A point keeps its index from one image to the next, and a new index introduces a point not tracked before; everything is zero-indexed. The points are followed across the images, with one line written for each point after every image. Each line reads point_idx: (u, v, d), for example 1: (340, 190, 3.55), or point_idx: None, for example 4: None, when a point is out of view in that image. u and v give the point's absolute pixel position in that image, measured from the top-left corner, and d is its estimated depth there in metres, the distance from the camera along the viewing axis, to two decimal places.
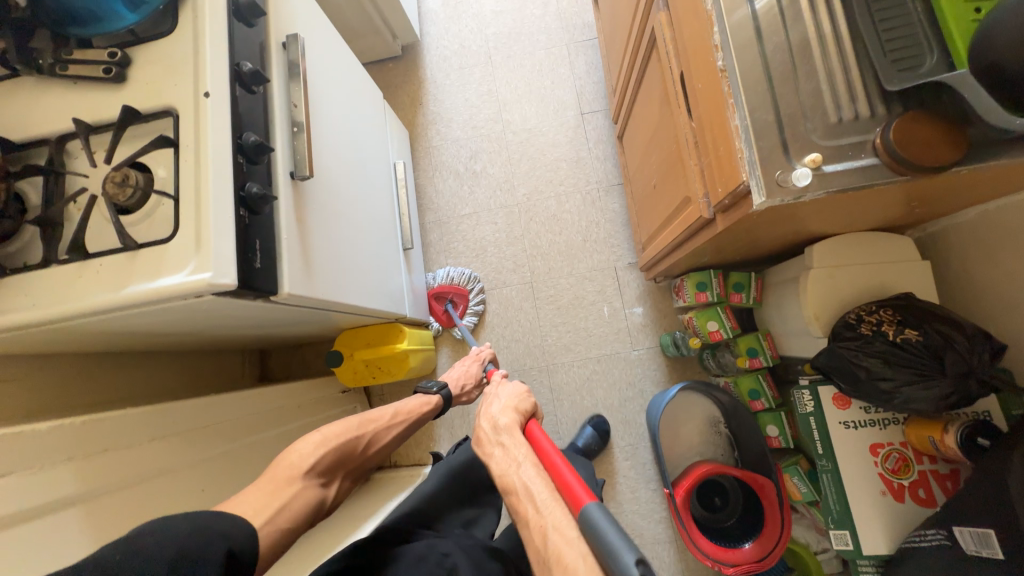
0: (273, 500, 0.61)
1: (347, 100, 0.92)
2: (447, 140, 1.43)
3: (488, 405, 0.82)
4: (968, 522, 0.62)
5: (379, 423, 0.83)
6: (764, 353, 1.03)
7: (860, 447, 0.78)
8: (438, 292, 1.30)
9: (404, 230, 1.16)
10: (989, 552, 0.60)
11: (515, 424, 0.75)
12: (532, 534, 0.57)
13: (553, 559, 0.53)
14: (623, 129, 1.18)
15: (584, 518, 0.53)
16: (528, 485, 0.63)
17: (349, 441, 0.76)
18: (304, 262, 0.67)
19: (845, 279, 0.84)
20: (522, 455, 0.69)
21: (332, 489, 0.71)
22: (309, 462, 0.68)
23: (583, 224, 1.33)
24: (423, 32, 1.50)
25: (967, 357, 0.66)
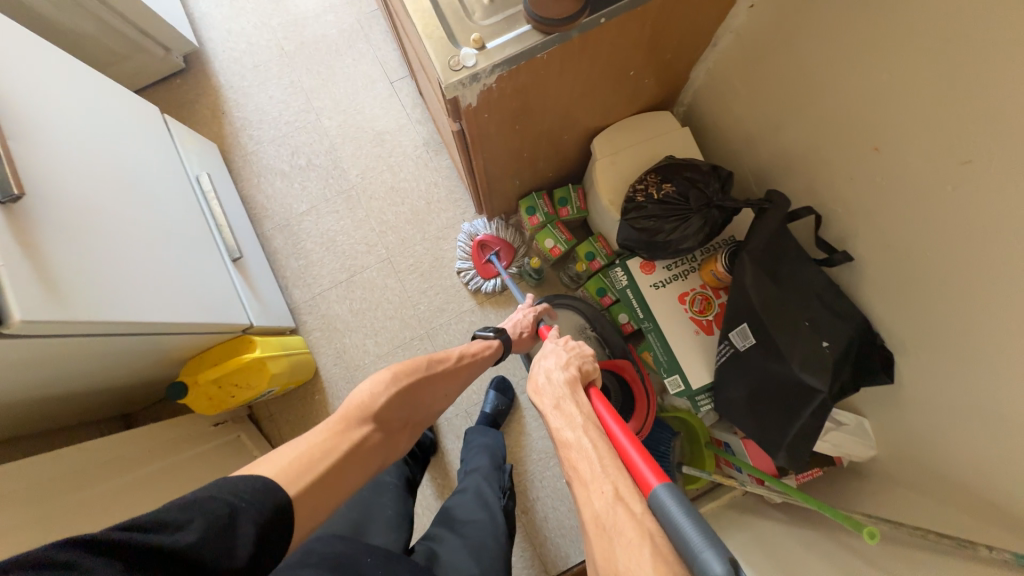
0: (338, 444, 0.57)
1: (91, 115, 0.85)
2: (263, 143, 1.36)
3: (553, 349, 0.76)
4: (732, 325, 0.75)
5: (447, 362, 0.79)
6: (600, 252, 1.11)
7: (670, 301, 0.87)
8: (482, 242, 1.24)
9: (228, 240, 1.10)
10: (748, 342, 0.74)
11: (576, 384, 0.67)
12: (589, 502, 0.47)
13: (610, 532, 0.43)
14: (420, 84, 1.19)
15: (653, 499, 0.44)
16: (590, 446, 0.53)
17: (419, 382, 0.72)
18: (47, 286, 0.62)
19: (626, 162, 0.92)
20: (582, 416, 0.59)
21: (403, 436, 0.69)
22: (378, 404, 0.64)
23: (423, 188, 1.34)
24: (203, 38, 1.41)
25: (706, 190, 0.77)
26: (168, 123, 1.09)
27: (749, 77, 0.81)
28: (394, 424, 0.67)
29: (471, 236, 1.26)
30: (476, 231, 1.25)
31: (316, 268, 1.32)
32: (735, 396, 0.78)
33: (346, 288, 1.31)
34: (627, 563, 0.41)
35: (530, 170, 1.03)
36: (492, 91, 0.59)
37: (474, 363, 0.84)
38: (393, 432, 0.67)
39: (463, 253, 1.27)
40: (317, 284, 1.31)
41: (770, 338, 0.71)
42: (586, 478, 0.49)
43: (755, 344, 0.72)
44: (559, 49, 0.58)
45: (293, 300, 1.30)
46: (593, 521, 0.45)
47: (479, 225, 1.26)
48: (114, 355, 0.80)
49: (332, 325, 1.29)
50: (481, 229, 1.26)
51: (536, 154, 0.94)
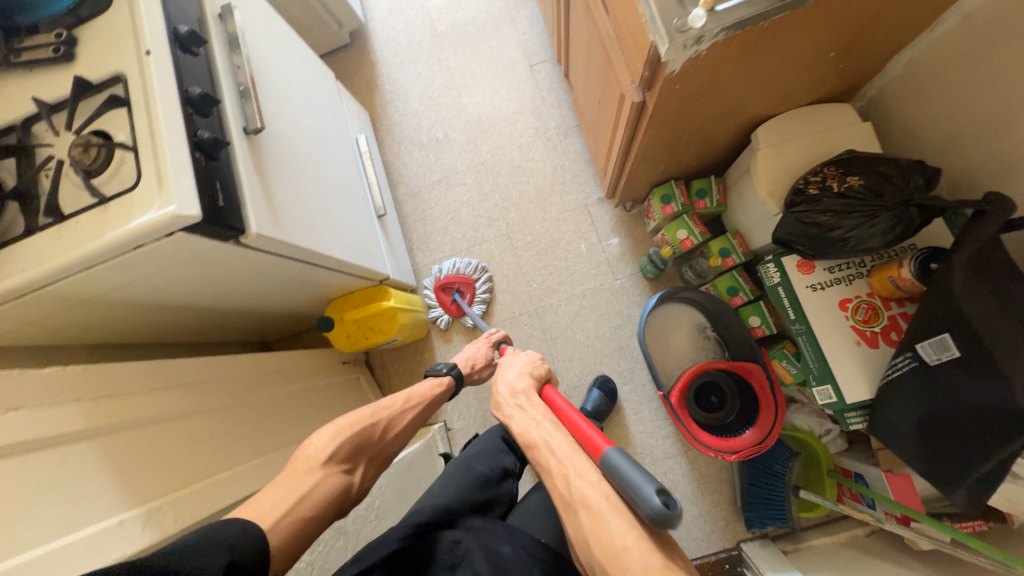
0: (292, 492, 0.61)
1: (297, 72, 0.97)
2: (407, 115, 1.47)
3: (501, 374, 0.82)
4: (927, 334, 0.66)
5: (392, 409, 0.81)
6: (736, 250, 1.05)
7: (830, 306, 0.80)
8: (444, 283, 1.30)
9: (375, 198, 1.21)
10: (948, 355, 0.64)
11: (531, 391, 0.75)
12: (554, 481, 0.58)
13: (576, 501, 0.54)
14: (567, 66, 1.22)
15: (607, 464, 0.54)
16: (547, 438, 0.63)
17: (365, 431, 0.74)
18: (270, 209, 0.72)
19: (794, 153, 0.87)
20: (540, 414, 0.68)
21: (360, 477, 0.71)
22: (325, 454, 0.67)
23: (549, 169, 1.37)
24: (367, 17, 1.55)
25: (902, 186, 0.70)
26: (341, 89, 1.22)
27: (965, 68, 0.72)
28: (354, 465, 0.71)
29: (436, 278, 1.32)
30: (443, 270, 1.32)
31: (439, 235, 1.40)
32: (904, 416, 0.70)
33: (464, 257, 1.37)
34: (594, 526, 0.52)
35: (677, 158, 1.00)
36: (699, 59, 0.60)
37: (423, 401, 0.87)
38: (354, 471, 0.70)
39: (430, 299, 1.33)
40: (439, 250, 1.39)
41: (984, 353, 0.60)
42: (552, 459, 0.60)
43: (959, 357, 0.62)
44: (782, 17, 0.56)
45: (415, 262, 1.39)
46: (562, 496, 0.57)
47: (441, 269, 1.33)
48: (291, 282, 0.91)
49: None
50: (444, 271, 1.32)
51: (694, 139, 0.92)
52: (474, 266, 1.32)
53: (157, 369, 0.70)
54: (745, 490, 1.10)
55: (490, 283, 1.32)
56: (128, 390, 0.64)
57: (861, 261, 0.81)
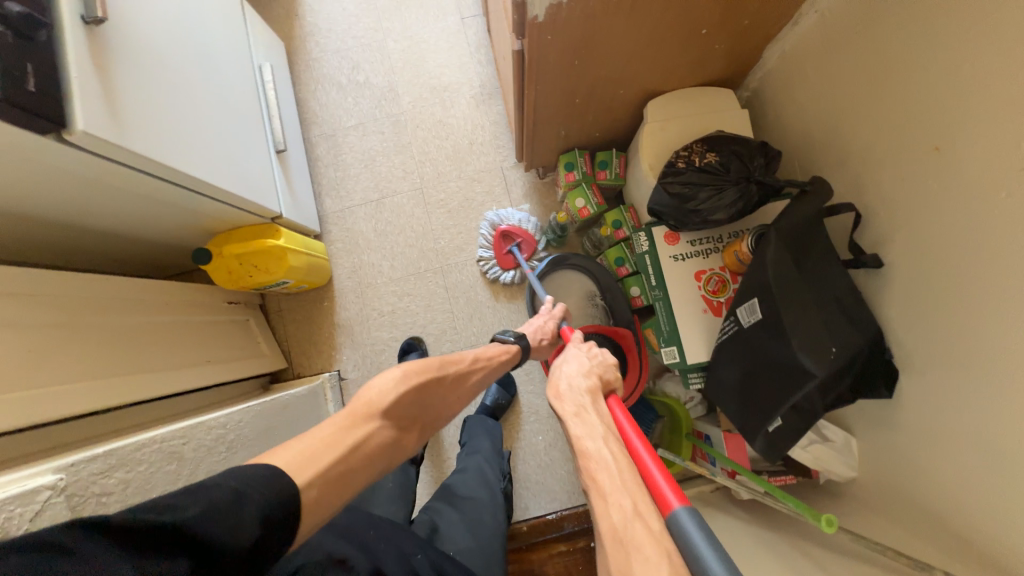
0: (345, 439, 0.56)
1: None
2: (327, 52, 1.39)
3: (570, 359, 0.75)
4: (742, 299, 0.75)
5: (460, 365, 0.78)
6: (627, 223, 1.10)
7: (686, 276, 0.87)
8: (505, 232, 1.24)
9: (276, 132, 1.14)
10: (755, 317, 0.72)
11: (597, 395, 0.66)
12: (606, 511, 0.45)
13: (627, 545, 0.41)
14: (490, 21, 1.20)
15: (676, 524, 0.43)
16: (611, 458, 0.51)
17: (431, 384, 0.71)
18: (112, 112, 0.66)
19: (674, 130, 0.91)
20: (602, 425, 0.58)
21: (412, 434, 0.66)
22: (388, 402, 0.63)
23: (469, 128, 1.35)
24: None
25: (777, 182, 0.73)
26: (245, 7, 1.13)
27: (830, 65, 0.77)
28: (406, 423, 0.65)
29: (496, 224, 1.27)
30: (502, 222, 1.27)
31: (351, 182, 1.35)
32: (728, 376, 0.78)
33: (375, 208, 1.34)
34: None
35: (577, 124, 1.02)
36: (561, 9, 0.61)
37: (488, 366, 0.84)
38: (405, 428, 0.65)
39: (486, 243, 1.28)
40: (349, 198, 1.34)
41: (776, 312, 0.69)
42: (608, 484, 0.48)
43: (761, 318, 0.71)
44: None
45: (322, 208, 1.34)
46: (609, 531, 0.43)
47: (505, 217, 1.28)
48: (154, 203, 0.84)
49: (353, 241, 1.33)
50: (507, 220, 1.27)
51: (588, 106, 0.94)
52: (538, 233, 1.27)
53: None
54: None
55: (546, 251, 1.27)
56: None
57: (719, 236, 0.87)
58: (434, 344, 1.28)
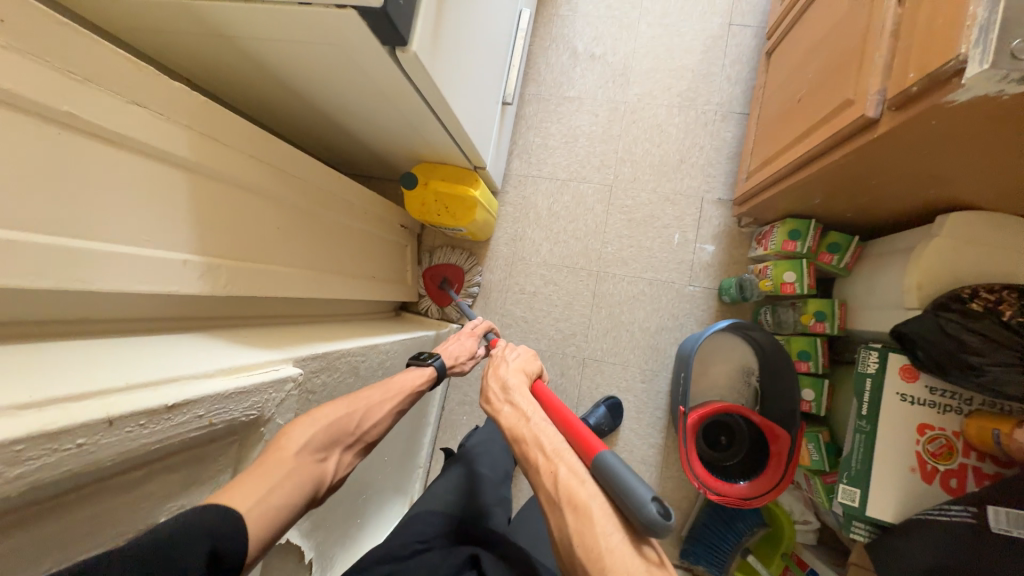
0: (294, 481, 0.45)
1: None
2: (576, 13, 1.33)
3: (497, 360, 0.73)
4: (1006, 501, 0.62)
5: (363, 404, 0.58)
6: (833, 321, 0.96)
7: (906, 423, 0.74)
8: (432, 271, 1.28)
9: (509, 83, 1.12)
10: (1017, 532, 0.60)
11: (522, 378, 0.68)
12: (541, 481, 0.52)
13: (562, 499, 0.49)
14: (774, 45, 1.06)
15: (602, 467, 0.50)
16: (542, 431, 0.57)
17: (339, 415, 0.54)
18: (434, 35, 0.65)
19: (972, 258, 0.75)
20: (529, 403, 0.62)
21: (333, 469, 0.51)
22: (300, 448, 0.48)
23: (686, 143, 1.25)
24: None
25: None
26: None
27: None
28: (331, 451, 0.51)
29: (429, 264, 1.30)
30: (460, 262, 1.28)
31: (546, 153, 1.31)
32: (917, 556, 0.67)
33: (557, 187, 1.29)
34: (579, 525, 0.47)
35: (837, 199, 0.89)
36: (993, 103, 0.49)
37: (405, 391, 0.66)
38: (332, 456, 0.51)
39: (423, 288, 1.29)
40: (537, 167, 1.31)
41: None
42: (542, 454, 0.54)
43: None
44: None
45: (509, 167, 1.32)
46: (547, 496, 0.51)
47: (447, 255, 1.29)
48: (403, 123, 0.85)
49: (523, 211, 1.30)
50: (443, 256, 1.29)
51: (874, 189, 0.80)
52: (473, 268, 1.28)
53: (264, 141, 0.68)
54: (696, 525, 1.11)
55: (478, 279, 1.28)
56: (231, 145, 0.62)
57: (968, 397, 0.73)
58: (559, 342, 1.25)
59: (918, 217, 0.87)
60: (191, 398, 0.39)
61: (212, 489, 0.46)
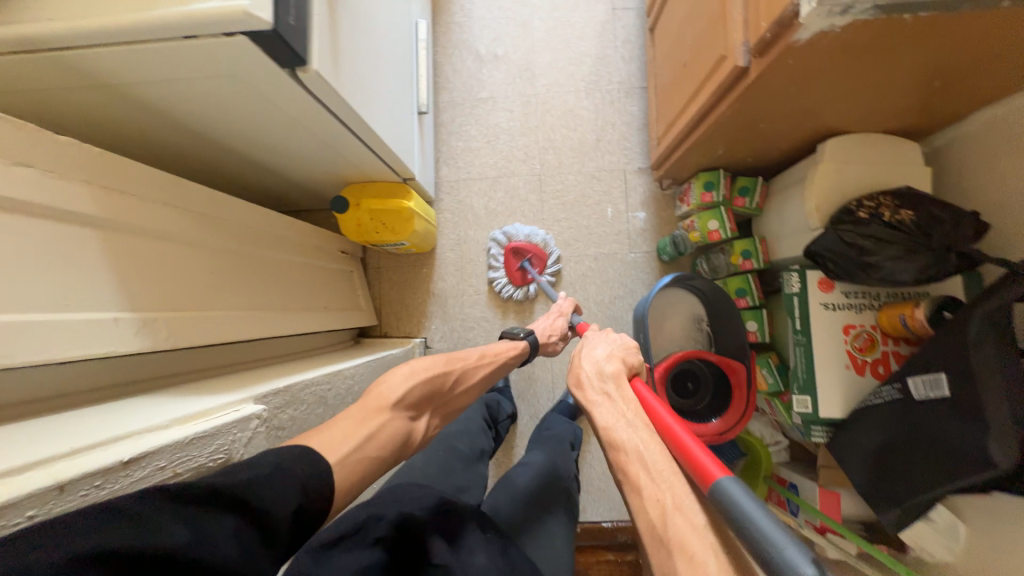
0: (360, 431, 0.54)
1: None
2: (471, 18, 1.37)
3: (588, 354, 0.72)
4: (920, 372, 0.71)
5: (466, 362, 0.76)
6: (757, 256, 1.07)
7: (834, 328, 0.83)
8: (515, 249, 1.25)
9: (421, 92, 1.14)
10: (936, 394, 0.69)
11: (620, 377, 0.66)
12: (643, 507, 0.46)
13: (670, 538, 0.42)
14: (654, 21, 1.16)
15: (719, 497, 0.41)
16: (644, 445, 0.52)
17: (439, 374, 0.69)
18: (333, 52, 0.65)
19: (852, 175, 0.86)
20: (631, 413, 0.58)
21: (423, 422, 0.65)
22: (397, 395, 0.61)
23: (598, 122, 1.32)
24: None
25: (948, 232, 0.73)
26: None
27: None
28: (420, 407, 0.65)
29: (507, 242, 1.26)
30: (511, 236, 1.26)
31: (471, 155, 1.34)
32: (865, 438, 0.77)
33: (489, 185, 1.33)
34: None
35: (736, 147, 0.99)
36: (827, 38, 0.57)
37: (495, 360, 0.82)
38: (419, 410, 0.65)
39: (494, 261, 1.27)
40: (465, 171, 1.33)
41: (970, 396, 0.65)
42: (646, 474, 0.49)
43: (946, 397, 0.68)
44: (907, 31, 0.56)
45: (438, 175, 1.33)
46: (645, 520, 0.45)
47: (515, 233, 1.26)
48: (321, 146, 0.85)
49: (462, 214, 1.32)
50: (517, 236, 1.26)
51: (762, 132, 0.90)
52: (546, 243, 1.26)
53: (175, 185, 0.65)
54: None
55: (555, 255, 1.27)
56: (139, 193, 0.58)
57: (876, 293, 0.84)
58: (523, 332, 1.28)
59: (803, 151, 0.99)
60: (146, 451, 0.38)
61: None
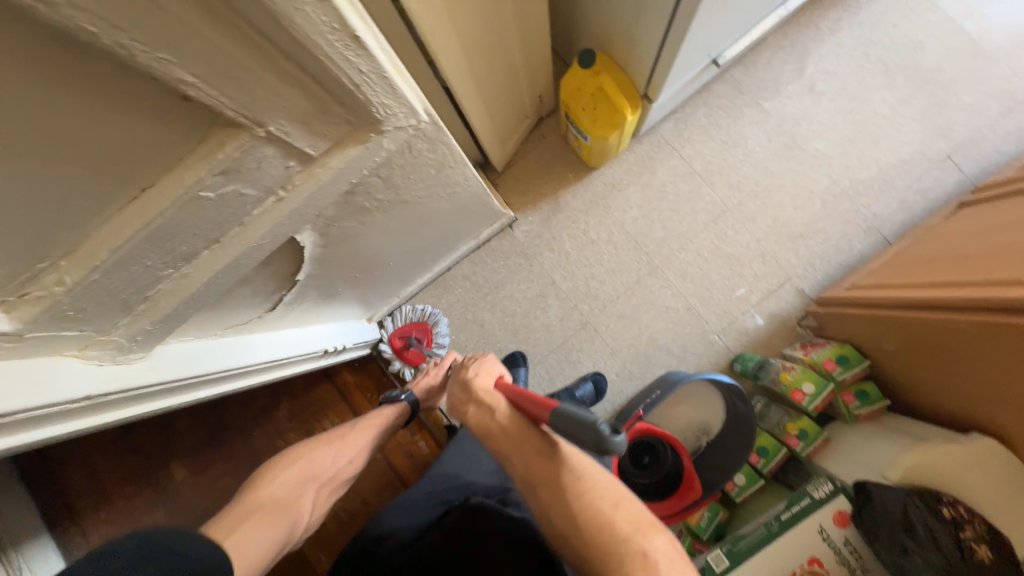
0: (252, 515, 0.64)
1: None
2: (832, 37, 1.21)
3: (460, 368, 0.77)
4: None
5: (328, 445, 0.78)
6: (807, 444, 1.01)
7: (803, 548, 0.79)
8: (400, 331, 1.24)
9: (731, 46, 1.05)
10: None
11: (482, 370, 0.73)
12: (516, 472, 0.59)
13: (539, 482, 0.56)
14: (975, 201, 0.99)
15: (560, 418, 0.54)
16: (502, 426, 0.63)
17: (318, 457, 0.76)
18: None
19: (974, 481, 0.75)
20: (489, 393, 0.68)
21: (307, 504, 0.72)
22: (271, 491, 0.69)
23: (819, 223, 1.19)
24: None
25: None
26: None
27: None
28: (295, 492, 0.71)
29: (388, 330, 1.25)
30: (394, 321, 1.25)
31: (700, 136, 1.24)
32: None
33: (684, 172, 1.24)
34: (557, 508, 0.53)
35: (900, 355, 0.90)
36: None
37: (369, 432, 0.83)
38: (297, 493, 0.71)
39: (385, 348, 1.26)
40: (682, 142, 1.25)
41: None
42: (506, 439, 0.62)
43: None
44: None
45: (660, 123, 1.25)
46: (522, 478, 0.58)
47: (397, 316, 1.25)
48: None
49: (640, 169, 1.25)
50: (399, 318, 1.25)
51: (950, 371, 0.80)
52: (431, 315, 1.25)
53: None
54: None
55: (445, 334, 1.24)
56: None
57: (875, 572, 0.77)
58: (578, 294, 1.26)
59: (939, 417, 0.90)
60: (369, 48, 0.39)
61: (310, 146, 0.46)
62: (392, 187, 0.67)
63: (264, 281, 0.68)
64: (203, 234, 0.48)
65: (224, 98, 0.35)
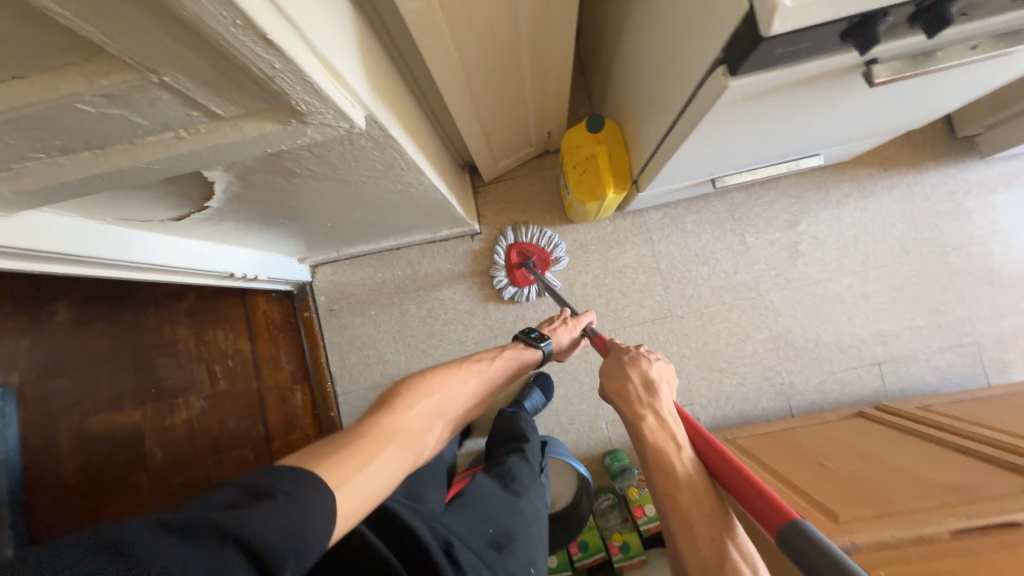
0: (401, 457, 0.57)
1: (925, 102, 0.76)
2: (835, 208, 1.22)
3: (634, 363, 0.72)
4: None
5: (457, 382, 0.76)
6: (625, 557, 1.07)
7: None
8: (523, 249, 1.23)
9: (735, 174, 1.06)
10: None
11: (659, 396, 0.68)
12: (692, 553, 0.54)
13: None
14: (870, 416, 1.03)
15: (789, 533, 0.45)
16: (686, 484, 0.58)
17: (449, 391, 0.74)
18: (755, 95, 0.59)
19: None
20: (682, 439, 0.62)
21: (431, 440, 0.67)
22: (411, 419, 0.64)
23: (741, 367, 1.22)
24: (978, 162, 1.21)
25: None
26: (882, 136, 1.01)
27: None
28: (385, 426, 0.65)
29: (513, 242, 1.24)
30: (523, 235, 1.23)
31: (678, 238, 1.25)
32: None
33: (650, 263, 1.25)
34: None
35: (750, 523, 0.96)
36: None
37: (489, 373, 0.82)
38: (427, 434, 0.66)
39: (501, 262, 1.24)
40: (660, 236, 1.25)
41: None
42: (700, 514, 0.56)
43: None
44: None
45: (649, 209, 1.26)
46: (706, 568, 0.53)
47: (524, 232, 1.23)
48: (653, 97, 0.80)
49: (612, 242, 1.26)
50: (529, 233, 1.23)
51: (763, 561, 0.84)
52: (554, 243, 1.23)
53: None
54: None
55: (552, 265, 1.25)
56: None
57: None
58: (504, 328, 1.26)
59: None
60: (286, 52, 0.38)
61: (216, 106, 0.45)
62: (328, 165, 0.66)
63: (168, 195, 0.67)
64: (80, 138, 0.46)
65: (106, 37, 0.34)
